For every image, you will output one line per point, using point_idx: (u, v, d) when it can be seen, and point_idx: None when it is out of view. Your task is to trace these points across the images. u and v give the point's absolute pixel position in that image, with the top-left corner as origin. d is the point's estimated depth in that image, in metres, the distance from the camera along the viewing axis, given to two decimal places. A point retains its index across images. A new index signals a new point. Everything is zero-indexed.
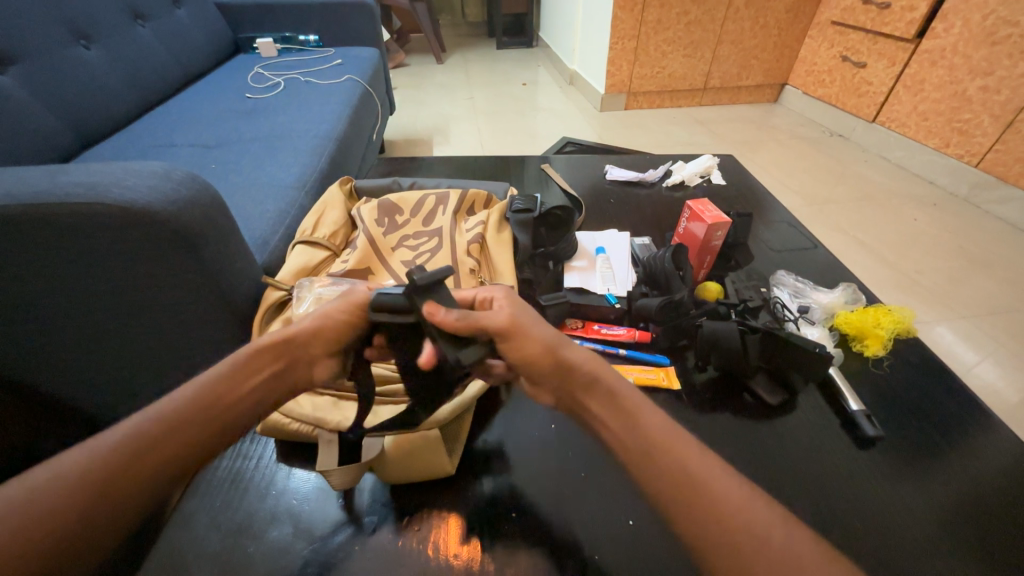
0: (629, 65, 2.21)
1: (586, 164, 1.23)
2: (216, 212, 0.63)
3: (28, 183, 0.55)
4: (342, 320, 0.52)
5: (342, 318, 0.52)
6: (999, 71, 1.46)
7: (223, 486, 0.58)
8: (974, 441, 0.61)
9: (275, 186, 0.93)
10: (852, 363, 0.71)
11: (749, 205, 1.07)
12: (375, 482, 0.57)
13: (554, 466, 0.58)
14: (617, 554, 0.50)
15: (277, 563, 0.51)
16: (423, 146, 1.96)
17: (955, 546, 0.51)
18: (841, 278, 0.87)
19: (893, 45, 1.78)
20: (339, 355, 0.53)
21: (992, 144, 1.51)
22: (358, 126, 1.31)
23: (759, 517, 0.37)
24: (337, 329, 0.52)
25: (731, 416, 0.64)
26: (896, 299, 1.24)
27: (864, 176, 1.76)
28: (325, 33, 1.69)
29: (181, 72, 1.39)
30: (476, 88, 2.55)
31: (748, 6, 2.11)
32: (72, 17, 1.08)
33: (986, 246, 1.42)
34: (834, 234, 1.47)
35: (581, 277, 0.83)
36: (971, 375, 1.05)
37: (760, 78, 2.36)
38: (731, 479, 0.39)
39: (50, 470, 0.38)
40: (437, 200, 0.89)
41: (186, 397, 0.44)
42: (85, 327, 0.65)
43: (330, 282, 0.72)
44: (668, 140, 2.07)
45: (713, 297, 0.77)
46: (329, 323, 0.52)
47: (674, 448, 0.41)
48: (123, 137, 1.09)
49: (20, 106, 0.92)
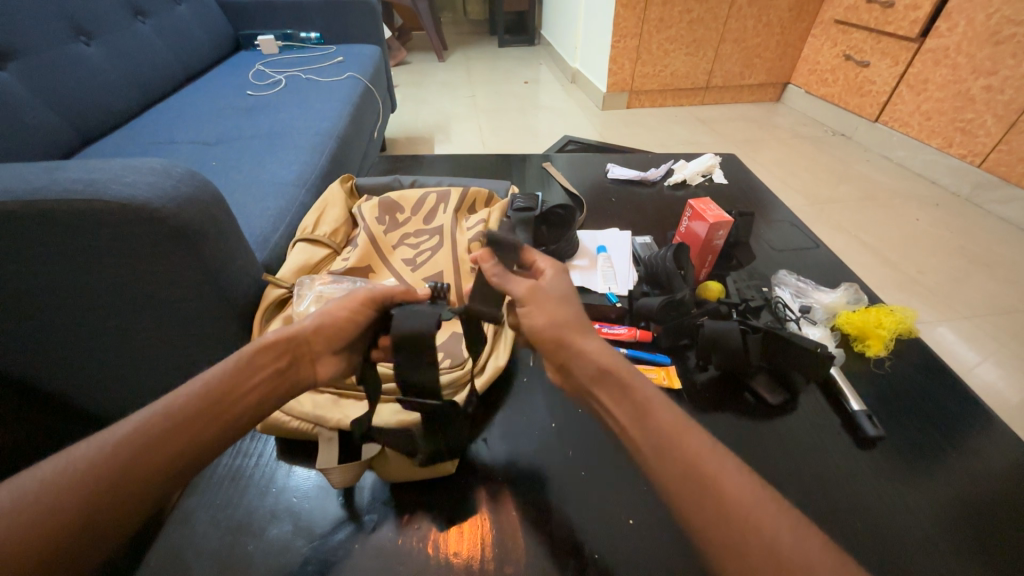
0: (631, 63, 2.20)
1: (587, 162, 1.22)
2: (216, 209, 0.63)
3: (27, 180, 0.54)
4: (346, 316, 0.53)
5: (346, 314, 0.54)
6: (1003, 71, 1.46)
7: (223, 484, 0.58)
8: (977, 443, 0.61)
9: (275, 183, 0.93)
10: (853, 363, 0.71)
11: (751, 204, 1.07)
12: (375, 481, 0.57)
13: (554, 466, 0.58)
14: (617, 554, 0.50)
15: (276, 561, 0.51)
16: (424, 144, 1.96)
17: (957, 548, 0.51)
18: (843, 278, 0.86)
19: (896, 44, 1.77)
20: (344, 353, 0.54)
21: (995, 144, 1.50)
22: (359, 123, 1.31)
23: (763, 517, 0.37)
24: (340, 326, 0.53)
25: (732, 416, 0.63)
26: (896, 299, 1.24)
27: (867, 176, 1.76)
28: (326, 31, 1.68)
29: (182, 68, 1.39)
30: (478, 86, 2.55)
31: (750, 5, 2.10)
32: (73, 13, 1.08)
33: (989, 246, 1.41)
34: (836, 234, 1.47)
35: (583, 275, 0.83)
36: (972, 375, 1.05)
37: (763, 77, 2.35)
38: (734, 478, 0.39)
39: (59, 463, 0.38)
40: (438, 198, 0.89)
41: (193, 393, 0.44)
42: (85, 324, 0.65)
43: (331, 280, 0.72)
44: (670, 139, 2.06)
45: (714, 296, 0.77)
46: (334, 320, 0.53)
47: (674, 448, 0.41)
48: (124, 133, 1.09)
49: (20, 102, 0.92)
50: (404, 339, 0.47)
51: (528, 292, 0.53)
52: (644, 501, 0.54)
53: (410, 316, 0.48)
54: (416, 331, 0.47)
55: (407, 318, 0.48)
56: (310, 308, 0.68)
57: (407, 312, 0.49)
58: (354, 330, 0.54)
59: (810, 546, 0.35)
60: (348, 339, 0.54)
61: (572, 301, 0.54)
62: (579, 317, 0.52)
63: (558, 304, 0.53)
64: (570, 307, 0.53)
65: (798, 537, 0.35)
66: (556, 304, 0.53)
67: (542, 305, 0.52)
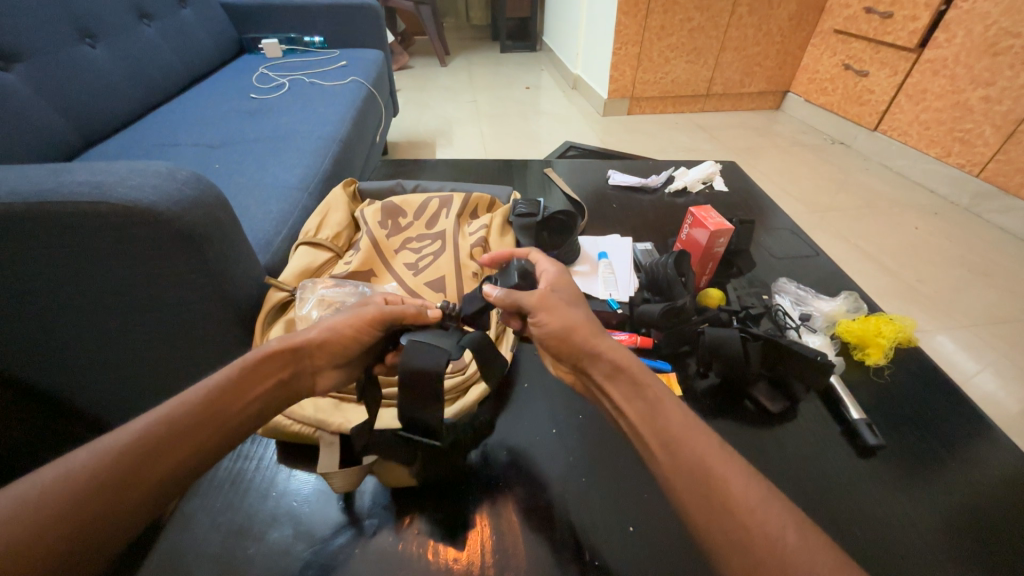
0: (631, 70, 2.22)
1: (588, 169, 1.23)
2: (220, 212, 0.63)
3: (32, 182, 0.55)
4: (351, 334, 0.53)
5: (351, 331, 0.53)
6: (1001, 82, 1.47)
7: (224, 487, 0.58)
8: (977, 452, 0.61)
9: (279, 186, 0.93)
10: (854, 372, 0.71)
11: (751, 211, 1.08)
12: (377, 485, 0.57)
13: (556, 471, 0.58)
14: (619, 558, 0.50)
15: (277, 566, 0.50)
16: (425, 149, 1.97)
17: (958, 558, 0.51)
18: (843, 286, 0.87)
19: (895, 54, 1.78)
20: (344, 368, 0.54)
21: (993, 154, 1.51)
22: (362, 127, 1.31)
23: (769, 519, 0.37)
24: (345, 344, 0.53)
25: (733, 423, 0.64)
26: (896, 308, 1.24)
27: (866, 184, 1.77)
28: (329, 35, 1.69)
29: (186, 71, 1.40)
30: (480, 91, 2.56)
31: (751, 14, 2.12)
32: (78, 16, 1.08)
33: (988, 256, 1.42)
34: (836, 242, 1.47)
35: (584, 282, 0.84)
36: (972, 385, 1.05)
37: (763, 85, 2.36)
38: (740, 478, 0.39)
39: (58, 470, 0.38)
40: (440, 202, 0.89)
41: (195, 400, 0.44)
42: (86, 325, 0.65)
43: (333, 284, 0.73)
44: (670, 146, 2.07)
45: (715, 303, 0.77)
46: (339, 335, 0.53)
47: (676, 455, 0.42)
48: (127, 135, 1.09)
49: (25, 103, 0.93)
50: (413, 375, 0.48)
51: (538, 298, 0.54)
52: (646, 507, 0.54)
53: (420, 351, 0.49)
54: (427, 368, 0.48)
55: (417, 352, 0.49)
56: (312, 312, 0.69)
57: (417, 346, 0.49)
58: (358, 347, 0.54)
59: (814, 553, 0.35)
60: (350, 356, 0.54)
61: (579, 299, 0.57)
62: (591, 316, 0.54)
63: (566, 307, 0.54)
64: (579, 308, 0.55)
65: (804, 543, 0.35)
66: (565, 306, 0.54)
67: (552, 308, 0.53)
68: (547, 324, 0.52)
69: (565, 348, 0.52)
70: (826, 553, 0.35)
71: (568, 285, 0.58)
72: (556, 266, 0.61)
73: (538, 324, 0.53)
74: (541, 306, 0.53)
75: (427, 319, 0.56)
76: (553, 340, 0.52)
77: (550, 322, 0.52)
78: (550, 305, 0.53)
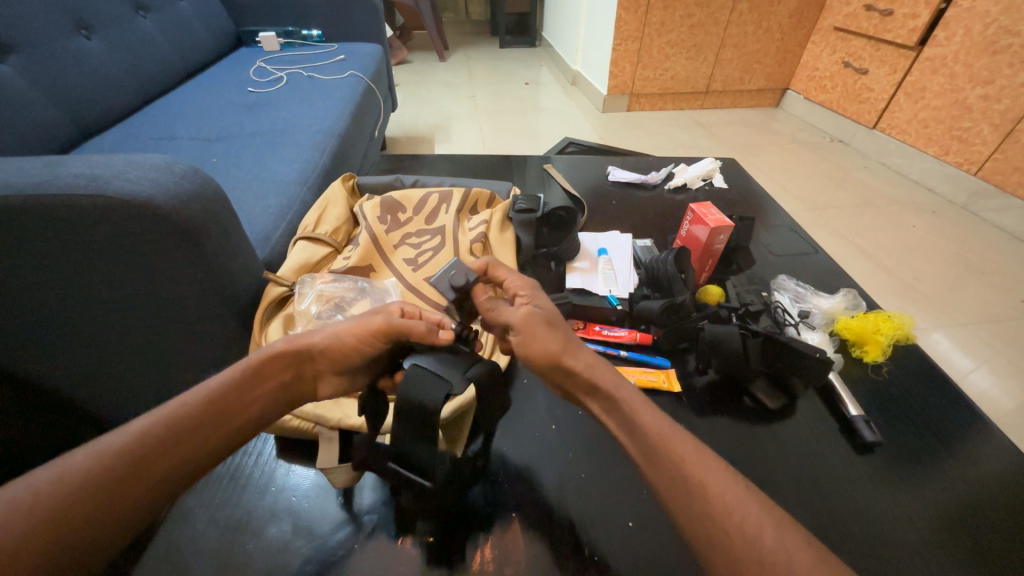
0: (631, 67, 2.21)
1: (588, 165, 1.22)
2: (217, 206, 0.62)
3: (28, 174, 0.54)
4: (348, 342, 0.51)
5: (352, 342, 0.51)
6: (1000, 81, 1.47)
7: (222, 481, 0.58)
8: (972, 446, 0.62)
9: (276, 181, 0.93)
10: (852, 368, 0.72)
11: (750, 207, 1.08)
12: (375, 481, 0.57)
13: (555, 467, 0.58)
14: (617, 554, 0.51)
15: (276, 562, 0.50)
16: (424, 144, 1.96)
17: (952, 552, 0.52)
18: (842, 284, 0.87)
19: (895, 52, 1.78)
20: (346, 375, 0.53)
21: (991, 152, 1.51)
22: (360, 122, 1.31)
23: (748, 518, 0.38)
24: (347, 352, 0.52)
25: (732, 420, 0.64)
26: (893, 305, 1.25)
27: (863, 182, 1.77)
28: (328, 28, 1.68)
29: (183, 63, 1.38)
30: (479, 87, 2.54)
31: (752, 10, 2.11)
32: (75, 7, 1.07)
33: (984, 254, 1.42)
34: (834, 240, 1.48)
35: (583, 278, 0.83)
36: (967, 381, 1.06)
37: (763, 82, 2.36)
38: (722, 480, 0.40)
39: (53, 472, 0.37)
40: (440, 198, 0.89)
41: (193, 404, 0.44)
42: (82, 320, 0.64)
43: (332, 279, 0.73)
44: (669, 143, 2.07)
45: (714, 299, 0.78)
46: (341, 343, 0.51)
47: (667, 455, 0.42)
48: (124, 128, 1.08)
49: (21, 96, 0.92)
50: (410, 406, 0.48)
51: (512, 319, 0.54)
52: (642, 502, 0.54)
53: (416, 384, 0.48)
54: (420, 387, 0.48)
55: (411, 386, 0.48)
56: (310, 307, 0.69)
57: (414, 378, 0.48)
58: (360, 357, 0.52)
59: (793, 552, 0.36)
60: (353, 365, 0.53)
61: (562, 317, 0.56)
62: (569, 333, 0.53)
63: (546, 326, 0.52)
64: (559, 328, 0.53)
65: (782, 540, 0.36)
66: (544, 323, 0.52)
67: (532, 328, 0.52)
68: (526, 344, 0.52)
69: (542, 366, 0.51)
70: (806, 553, 0.36)
71: (546, 301, 0.57)
72: (524, 282, 0.59)
73: (520, 340, 0.52)
74: (519, 328, 0.53)
75: (438, 338, 0.52)
76: (531, 362, 0.52)
77: (529, 344, 0.51)
78: (529, 326, 0.52)
